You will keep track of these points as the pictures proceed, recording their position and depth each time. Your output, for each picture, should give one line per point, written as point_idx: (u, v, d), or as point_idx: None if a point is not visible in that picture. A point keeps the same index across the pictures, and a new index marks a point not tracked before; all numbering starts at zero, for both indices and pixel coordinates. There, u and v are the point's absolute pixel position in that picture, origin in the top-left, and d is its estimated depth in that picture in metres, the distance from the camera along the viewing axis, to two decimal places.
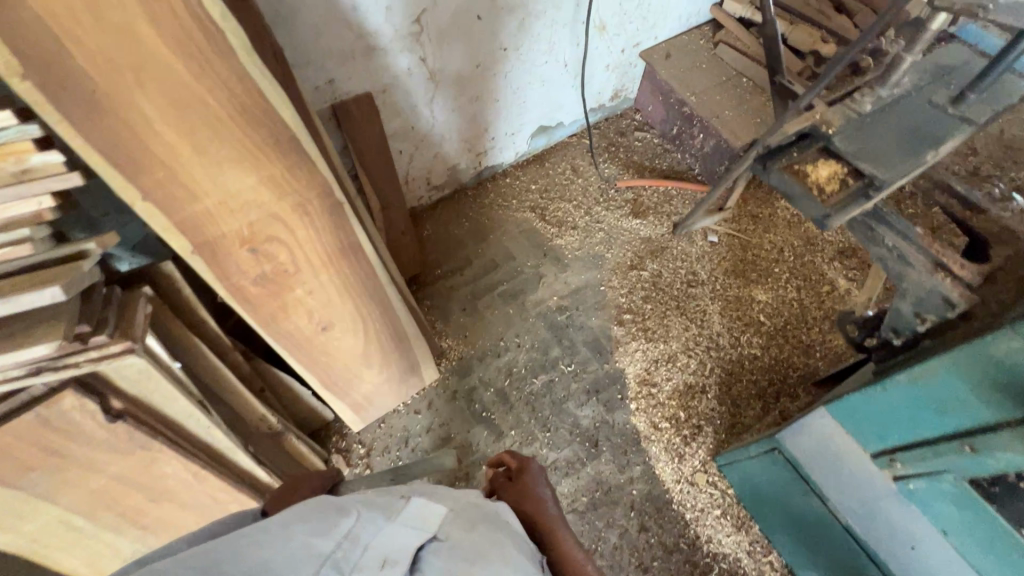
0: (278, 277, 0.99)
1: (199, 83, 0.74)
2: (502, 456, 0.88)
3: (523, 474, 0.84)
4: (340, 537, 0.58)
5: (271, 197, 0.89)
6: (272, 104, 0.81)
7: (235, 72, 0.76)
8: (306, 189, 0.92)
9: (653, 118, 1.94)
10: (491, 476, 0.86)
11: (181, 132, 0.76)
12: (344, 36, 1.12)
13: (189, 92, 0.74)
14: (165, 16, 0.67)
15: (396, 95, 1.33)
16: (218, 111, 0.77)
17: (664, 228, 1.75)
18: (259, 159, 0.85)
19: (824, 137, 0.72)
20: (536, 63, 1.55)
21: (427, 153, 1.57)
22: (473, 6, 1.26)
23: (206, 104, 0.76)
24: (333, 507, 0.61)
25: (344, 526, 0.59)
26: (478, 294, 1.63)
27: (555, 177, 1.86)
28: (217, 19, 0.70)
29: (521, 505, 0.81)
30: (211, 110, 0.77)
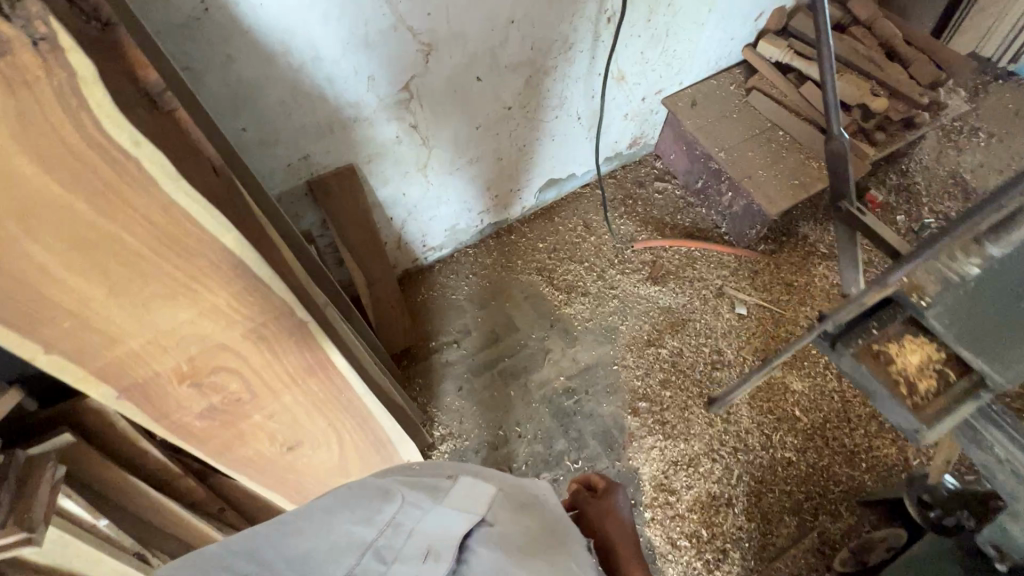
0: (229, 407, 0.84)
1: (110, 221, 0.58)
2: (591, 478, 0.81)
3: (615, 510, 0.75)
4: (383, 523, 0.50)
5: (215, 328, 0.74)
6: (209, 231, 0.65)
7: (158, 202, 0.60)
8: (259, 316, 0.77)
9: (675, 167, 1.76)
10: (574, 491, 0.80)
11: (90, 275, 0.61)
12: (319, 110, 0.97)
13: (96, 231, 0.58)
14: (54, 150, 0.51)
15: (383, 164, 1.17)
16: (139, 247, 0.62)
17: (686, 298, 1.57)
18: (198, 291, 0.69)
19: (913, 309, 0.55)
20: (546, 119, 1.37)
21: (421, 217, 1.41)
22: (471, 67, 1.09)
23: (122, 240, 0.60)
24: (382, 486, 0.55)
25: (387, 513, 0.50)
26: (476, 372, 1.48)
27: (565, 234, 1.69)
28: (128, 146, 0.55)
29: (601, 522, 0.75)
30: (130, 247, 0.61)
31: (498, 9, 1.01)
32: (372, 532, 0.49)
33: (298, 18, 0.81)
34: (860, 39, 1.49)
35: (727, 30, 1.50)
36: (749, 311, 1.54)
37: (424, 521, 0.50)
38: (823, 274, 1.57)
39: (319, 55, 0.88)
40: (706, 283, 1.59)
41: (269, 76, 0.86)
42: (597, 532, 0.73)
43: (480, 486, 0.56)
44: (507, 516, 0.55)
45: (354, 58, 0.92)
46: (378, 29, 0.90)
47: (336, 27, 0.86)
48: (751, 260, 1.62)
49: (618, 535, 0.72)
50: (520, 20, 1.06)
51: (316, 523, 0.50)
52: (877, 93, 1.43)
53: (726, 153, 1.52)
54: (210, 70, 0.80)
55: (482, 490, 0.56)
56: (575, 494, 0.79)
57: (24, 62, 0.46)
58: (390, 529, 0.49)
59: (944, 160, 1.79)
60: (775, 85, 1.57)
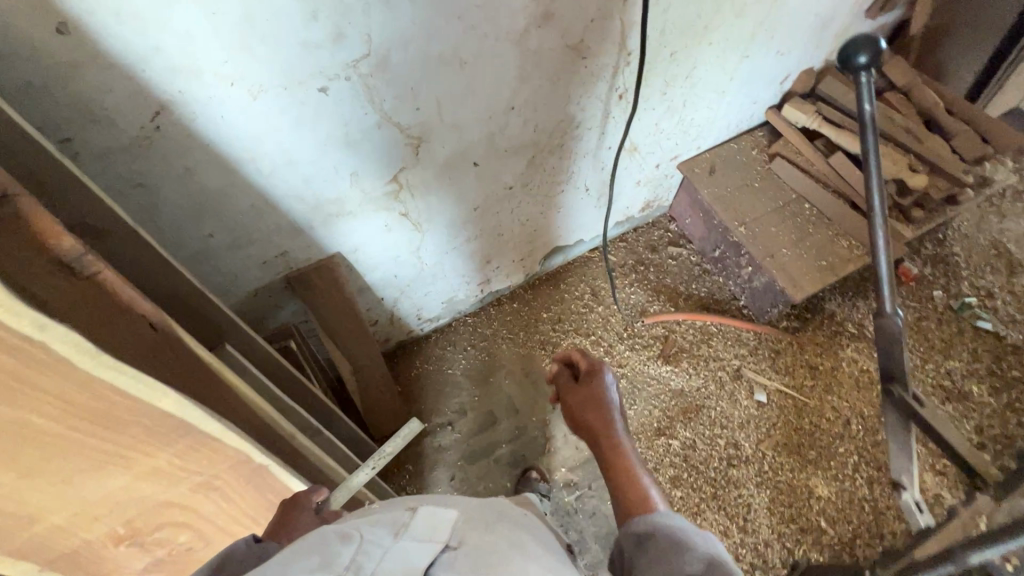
0: (179, 560, 0.70)
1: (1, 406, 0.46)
2: (573, 357, 0.84)
3: (593, 380, 0.78)
4: (342, 570, 0.41)
5: (155, 489, 0.61)
6: (138, 397, 0.53)
7: (68, 377, 0.48)
8: (209, 470, 0.65)
9: (691, 232, 1.65)
10: (556, 374, 0.83)
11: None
12: (297, 208, 0.88)
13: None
14: None
15: (372, 251, 1.08)
16: (43, 426, 0.49)
17: (701, 381, 1.45)
18: (130, 458, 0.57)
19: None
20: (551, 193, 1.27)
21: (415, 293, 1.32)
22: (468, 153, 1.00)
23: (23, 422, 0.48)
24: (333, 535, 0.47)
25: (344, 557, 0.43)
26: (471, 458, 1.37)
27: (571, 304, 1.58)
28: (19, 325, 0.43)
29: (583, 409, 0.75)
30: (32, 427, 0.48)
31: (497, 98, 0.92)
32: None
33: (267, 125, 0.73)
34: (894, 106, 1.38)
35: (750, 95, 1.39)
36: (769, 398, 1.41)
37: (386, 559, 0.44)
38: (852, 358, 1.44)
39: (294, 158, 0.79)
40: (722, 363, 1.47)
41: (237, 183, 0.77)
42: (578, 423, 0.74)
43: (442, 510, 0.51)
44: (473, 535, 0.50)
45: (334, 157, 0.83)
46: (361, 128, 0.81)
47: (312, 130, 0.77)
48: (772, 338, 1.49)
49: (593, 402, 0.75)
50: (521, 105, 0.96)
51: None
52: (915, 167, 1.31)
53: (746, 227, 1.40)
54: (168, 183, 0.72)
55: (444, 517, 0.51)
56: (556, 372, 0.83)
57: None
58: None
59: (986, 227, 1.65)
60: (800, 152, 1.46)
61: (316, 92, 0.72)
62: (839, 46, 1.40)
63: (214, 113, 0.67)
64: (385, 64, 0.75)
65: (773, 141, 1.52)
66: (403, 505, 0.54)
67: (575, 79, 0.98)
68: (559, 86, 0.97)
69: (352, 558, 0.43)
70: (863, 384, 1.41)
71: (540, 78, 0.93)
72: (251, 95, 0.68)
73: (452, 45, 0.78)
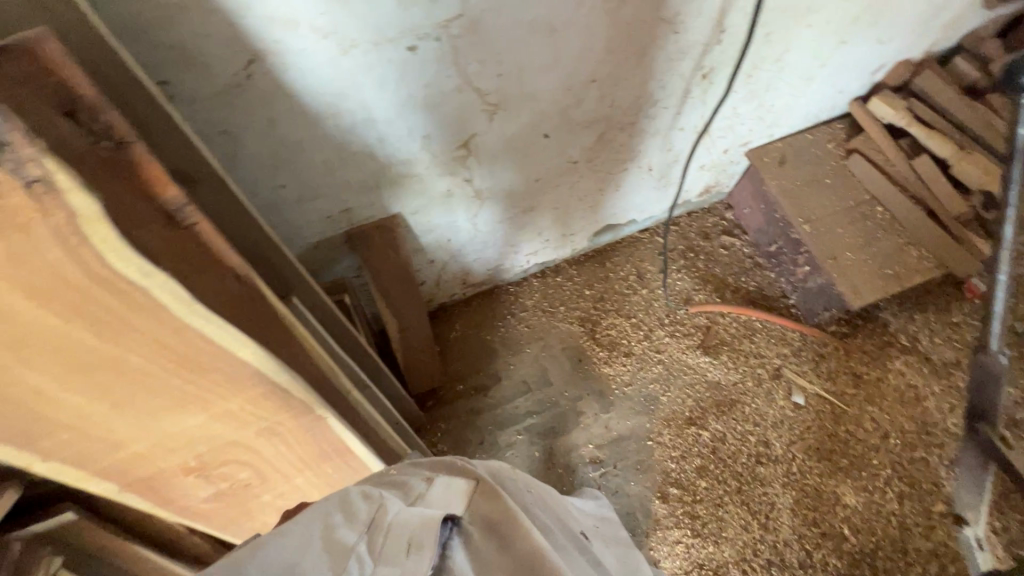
0: (236, 491, 0.79)
1: (92, 334, 0.50)
2: None
3: None
4: (360, 530, 0.49)
5: (198, 412, 0.63)
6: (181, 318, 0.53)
7: (134, 307, 0.50)
8: (246, 398, 0.66)
9: (748, 222, 1.59)
10: None
11: (67, 381, 0.52)
12: (364, 166, 0.87)
13: (82, 353, 0.51)
14: (45, 274, 0.44)
15: (429, 214, 1.07)
16: (126, 357, 0.53)
17: (738, 376, 1.44)
18: (198, 396, 0.62)
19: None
20: (614, 170, 1.23)
21: (464, 259, 1.31)
22: (542, 123, 0.96)
23: (67, 332, 0.49)
24: (350, 499, 0.53)
25: (365, 518, 0.50)
26: (503, 425, 1.41)
27: (615, 284, 1.57)
28: (125, 269, 0.47)
29: None
30: (79, 336, 0.50)
31: (579, 69, 0.88)
32: (353, 538, 0.48)
33: (351, 83, 0.71)
34: (996, 111, 1.29)
35: (837, 83, 1.30)
36: (807, 402, 1.39)
37: (400, 514, 0.50)
38: (900, 369, 1.40)
39: (370, 116, 0.78)
40: (763, 360, 1.45)
41: (313, 137, 0.77)
42: None
43: (453, 486, 0.57)
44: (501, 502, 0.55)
45: (410, 118, 0.82)
46: (440, 90, 0.79)
47: (393, 90, 0.76)
48: (818, 341, 1.46)
49: None
50: (601, 79, 0.92)
51: (293, 554, 0.46)
52: None
53: (811, 226, 1.35)
54: (252, 133, 0.72)
55: (462, 492, 0.57)
56: None
57: (14, 204, 0.40)
58: (368, 533, 0.48)
59: None
60: (881, 149, 1.36)
61: (405, 50, 0.70)
62: (945, 37, 1.28)
63: (302, 64, 0.66)
64: (476, 26, 0.72)
65: (851, 134, 1.43)
66: (415, 479, 0.59)
67: (659, 53, 0.93)
68: (643, 60, 0.93)
69: (374, 516, 0.50)
70: (908, 398, 1.37)
71: (626, 51, 0.89)
72: (342, 50, 0.67)
73: (543, 11, 0.74)
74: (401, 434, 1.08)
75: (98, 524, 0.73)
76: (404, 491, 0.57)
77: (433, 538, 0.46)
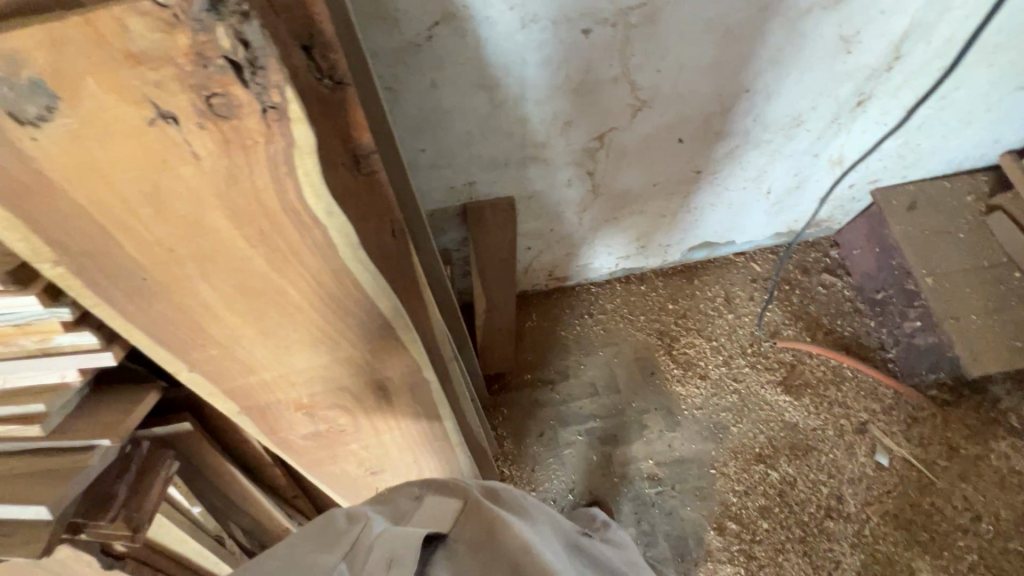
0: (330, 434, 0.82)
1: (264, 260, 0.52)
2: None
3: None
4: (347, 544, 0.54)
5: (325, 354, 0.66)
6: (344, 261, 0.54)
7: (310, 243, 0.52)
8: (370, 348, 0.67)
9: (855, 264, 1.50)
10: None
11: (231, 301, 0.55)
12: (501, 142, 0.87)
13: (252, 277, 0.53)
14: (248, 196, 0.46)
15: (543, 201, 1.07)
16: (285, 287, 0.55)
17: (818, 422, 1.36)
18: (331, 338, 0.63)
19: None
20: (733, 186, 1.19)
21: (559, 251, 1.30)
22: (681, 127, 0.93)
23: (246, 255, 0.51)
24: (337, 520, 0.59)
25: (351, 534, 0.55)
26: (565, 422, 1.39)
27: (700, 303, 1.52)
28: (315, 204, 0.48)
29: None
30: (253, 261, 0.52)
31: (738, 76, 0.84)
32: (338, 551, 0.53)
33: (518, 58, 0.71)
34: None
35: (995, 131, 1.19)
36: (892, 464, 1.30)
37: (383, 533, 0.55)
38: (1004, 451, 1.29)
39: (523, 93, 0.78)
40: (849, 411, 1.37)
41: (465, 106, 0.77)
42: None
43: (442, 504, 0.63)
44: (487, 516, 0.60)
45: (559, 102, 0.81)
46: (597, 78, 0.78)
47: (554, 71, 0.75)
48: (914, 403, 1.36)
49: None
50: (756, 90, 0.88)
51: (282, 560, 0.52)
52: None
53: (935, 280, 1.26)
54: (413, 93, 0.73)
55: (450, 509, 0.62)
56: None
57: (248, 126, 0.41)
58: (353, 546, 0.53)
59: None
60: None
61: (579, 32, 0.70)
62: None
63: (483, 33, 0.67)
64: (655, 17, 0.70)
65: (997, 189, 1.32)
66: (409, 501, 0.65)
67: (822, 71, 0.88)
68: (804, 77, 0.89)
69: (359, 533, 0.55)
70: (1007, 483, 1.26)
71: (790, 65, 0.85)
72: (521, 23, 0.67)
73: (723, 11, 0.72)
74: (476, 411, 1.08)
75: (207, 438, 0.78)
76: (396, 510, 0.64)
77: (410, 556, 0.51)
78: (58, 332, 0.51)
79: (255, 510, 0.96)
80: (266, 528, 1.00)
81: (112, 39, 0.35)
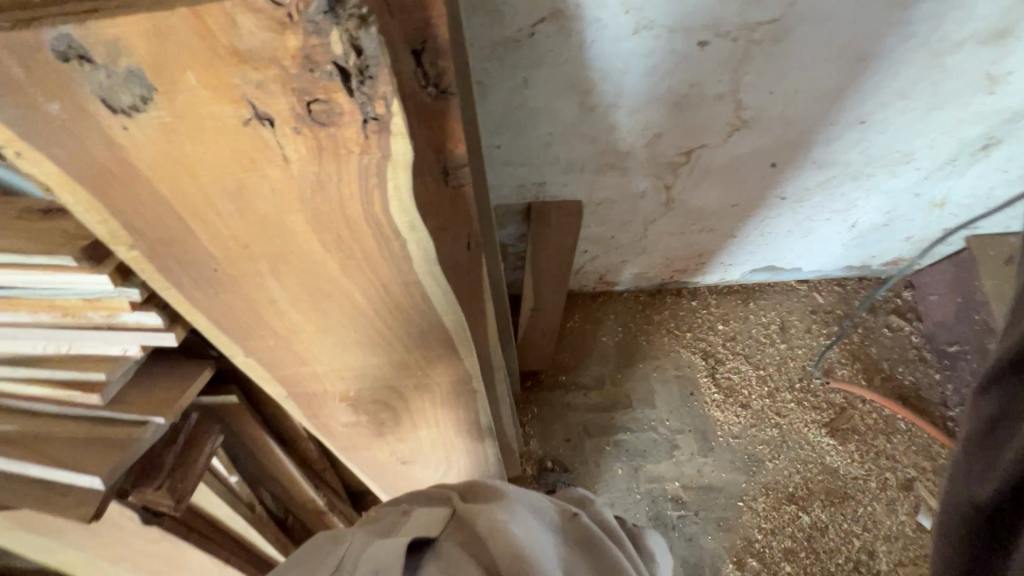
0: (370, 425, 0.81)
1: (336, 263, 0.49)
2: None
3: None
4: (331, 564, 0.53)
5: (380, 355, 0.63)
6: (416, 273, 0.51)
7: (385, 253, 0.48)
8: (424, 355, 0.65)
9: (929, 311, 1.40)
10: None
11: (296, 298, 0.53)
12: (582, 147, 0.81)
13: (321, 278, 0.51)
14: (332, 201, 0.43)
15: (611, 209, 1.01)
16: (353, 292, 0.53)
17: (860, 472, 1.29)
18: (388, 342, 0.61)
19: None
20: (815, 216, 1.10)
21: (615, 257, 1.24)
22: (778, 151, 0.86)
23: (318, 257, 0.48)
24: (324, 542, 0.58)
25: (335, 554, 0.54)
26: (594, 430, 1.36)
27: (752, 328, 1.44)
28: (398, 217, 0.44)
29: None
30: (325, 263, 0.49)
31: (857, 106, 0.77)
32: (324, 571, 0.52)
33: (622, 65, 0.66)
34: None
35: None
36: None
37: (369, 546, 0.54)
38: None
39: (618, 101, 0.72)
40: (895, 466, 1.29)
41: (554, 108, 0.72)
42: None
43: (428, 511, 0.61)
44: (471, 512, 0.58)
45: (654, 114, 0.75)
46: (702, 94, 0.72)
47: (657, 83, 0.69)
48: None
49: None
50: (874, 121, 0.80)
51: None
52: None
53: None
54: (502, 89, 0.68)
55: (436, 515, 0.60)
56: None
57: (345, 135, 0.38)
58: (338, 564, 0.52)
59: None
60: None
61: (694, 45, 0.64)
62: None
63: (589, 36, 0.62)
64: (781, 37, 0.64)
65: None
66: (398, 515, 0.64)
67: (952, 109, 0.80)
68: (931, 113, 0.80)
69: (344, 551, 0.54)
70: None
71: (918, 101, 0.77)
72: (634, 30, 0.62)
73: (858, 36, 0.65)
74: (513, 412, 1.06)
75: (252, 412, 0.78)
76: (386, 524, 0.63)
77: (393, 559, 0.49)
78: (125, 310, 0.50)
79: (285, 480, 0.97)
80: (293, 497, 1.01)
81: (218, 34, 0.31)
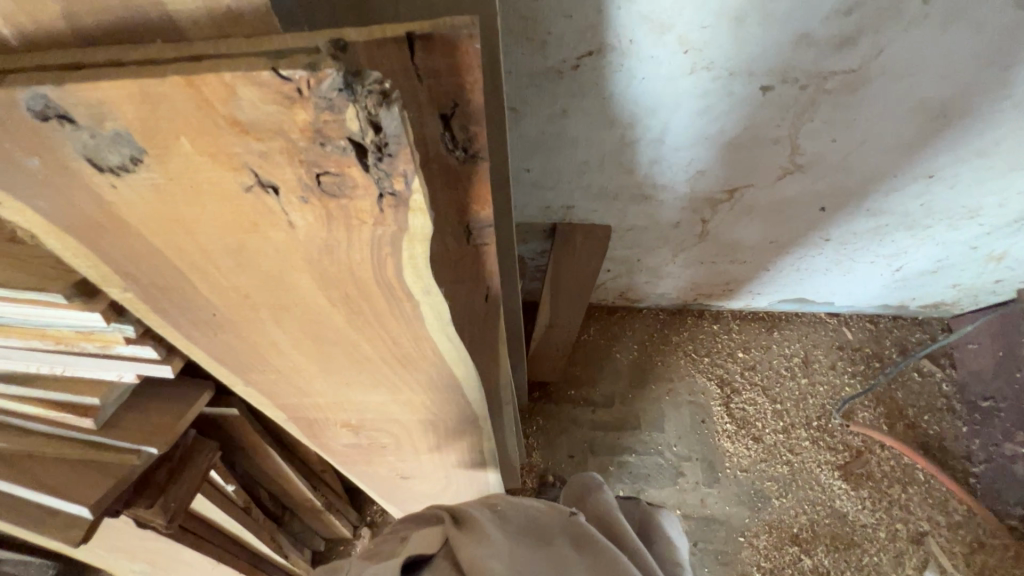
0: (371, 447, 0.78)
1: (342, 316, 0.45)
2: None
3: None
4: None
5: (385, 395, 0.60)
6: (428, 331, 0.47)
7: (395, 312, 0.44)
8: (431, 397, 0.61)
9: (964, 359, 1.33)
10: None
11: (298, 343, 0.49)
12: (618, 177, 0.75)
13: (325, 328, 0.47)
14: (340, 262, 0.39)
15: (641, 235, 0.95)
16: (358, 341, 0.49)
17: (870, 520, 1.25)
18: (394, 384, 0.58)
19: None
20: (858, 258, 1.03)
21: (639, 278, 1.19)
22: (830, 196, 0.79)
23: (323, 310, 0.44)
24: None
25: None
26: (599, 447, 1.34)
27: (773, 358, 1.39)
28: (411, 281, 0.40)
29: None
30: (329, 316, 0.45)
31: (928, 157, 0.71)
32: None
33: (675, 102, 0.61)
34: None
35: None
36: None
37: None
38: None
39: (663, 136, 0.66)
40: (908, 517, 1.25)
41: (593, 139, 0.67)
42: None
43: (421, 534, 0.58)
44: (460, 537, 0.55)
45: (701, 152, 0.69)
46: (757, 136, 0.66)
47: (710, 121, 0.64)
48: (986, 528, 1.22)
49: None
50: (942, 176, 0.75)
51: None
52: None
53: None
54: (538, 116, 0.63)
55: (428, 538, 0.57)
56: None
57: (358, 207, 0.33)
58: None
59: None
60: None
61: (756, 87, 0.59)
62: None
63: (643, 71, 0.57)
64: (857, 85, 0.59)
65: None
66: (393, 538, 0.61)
67: None
68: (1013, 171, 0.74)
69: None
70: None
71: (994, 163, 0.73)
72: (691, 69, 0.56)
73: (940, 89, 0.60)
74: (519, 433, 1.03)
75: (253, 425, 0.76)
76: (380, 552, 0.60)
77: None
78: (119, 343, 0.47)
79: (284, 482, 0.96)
80: (291, 497, 1.01)
81: (218, 104, 0.27)
